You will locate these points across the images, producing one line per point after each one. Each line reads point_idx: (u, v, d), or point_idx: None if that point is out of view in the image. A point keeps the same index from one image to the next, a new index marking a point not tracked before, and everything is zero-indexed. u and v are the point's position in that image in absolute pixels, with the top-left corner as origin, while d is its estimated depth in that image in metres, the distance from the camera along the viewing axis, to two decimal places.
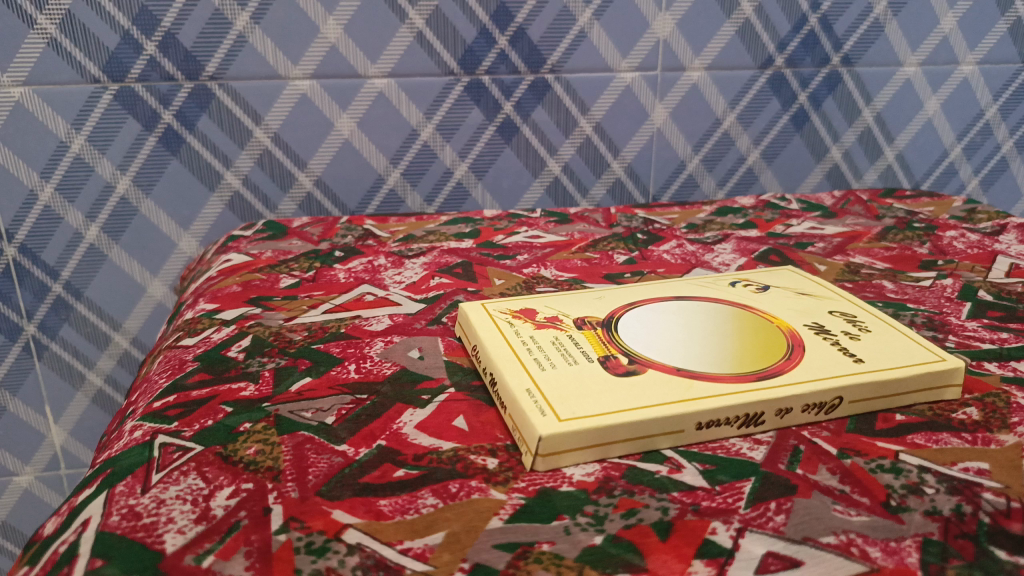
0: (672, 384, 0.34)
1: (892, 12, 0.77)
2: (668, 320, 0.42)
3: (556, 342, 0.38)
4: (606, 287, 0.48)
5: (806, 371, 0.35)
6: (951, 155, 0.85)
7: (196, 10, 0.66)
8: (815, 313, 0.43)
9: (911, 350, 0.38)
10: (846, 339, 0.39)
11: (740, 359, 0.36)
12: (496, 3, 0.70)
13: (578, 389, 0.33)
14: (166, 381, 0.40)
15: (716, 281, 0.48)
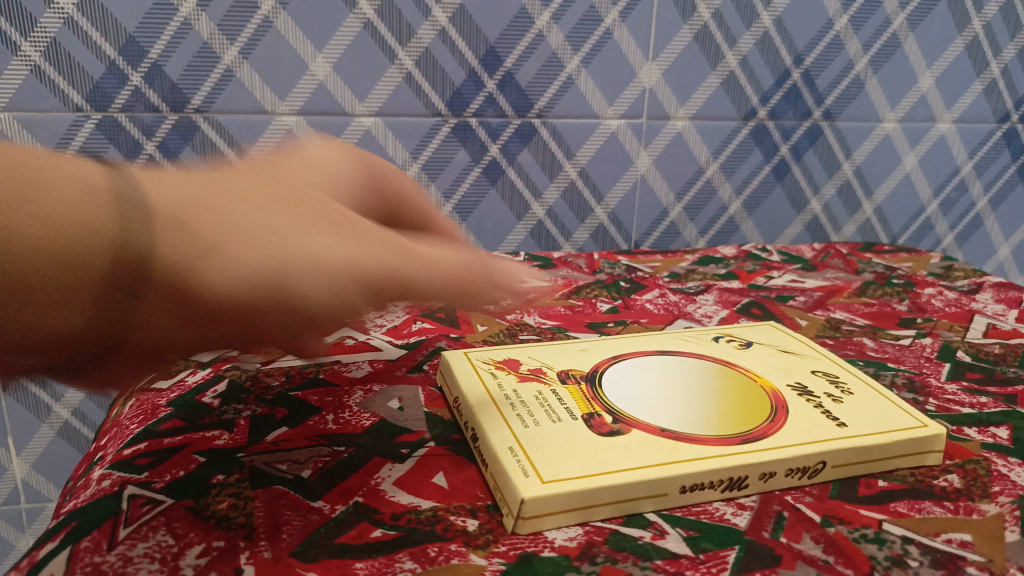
0: (656, 446, 0.34)
1: (872, 69, 0.78)
2: (652, 375, 0.41)
3: (540, 398, 0.38)
4: (589, 338, 0.47)
5: (789, 435, 0.35)
6: (928, 210, 0.87)
7: (184, 43, 0.66)
8: (797, 373, 0.43)
9: (894, 415, 0.38)
10: (828, 401, 0.39)
11: (724, 420, 0.36)
12: (486, 47, 0.71)
13: (562, 449, 0.33)
14: (137, 427, 0.39)
15: (698, 335, 0.48)
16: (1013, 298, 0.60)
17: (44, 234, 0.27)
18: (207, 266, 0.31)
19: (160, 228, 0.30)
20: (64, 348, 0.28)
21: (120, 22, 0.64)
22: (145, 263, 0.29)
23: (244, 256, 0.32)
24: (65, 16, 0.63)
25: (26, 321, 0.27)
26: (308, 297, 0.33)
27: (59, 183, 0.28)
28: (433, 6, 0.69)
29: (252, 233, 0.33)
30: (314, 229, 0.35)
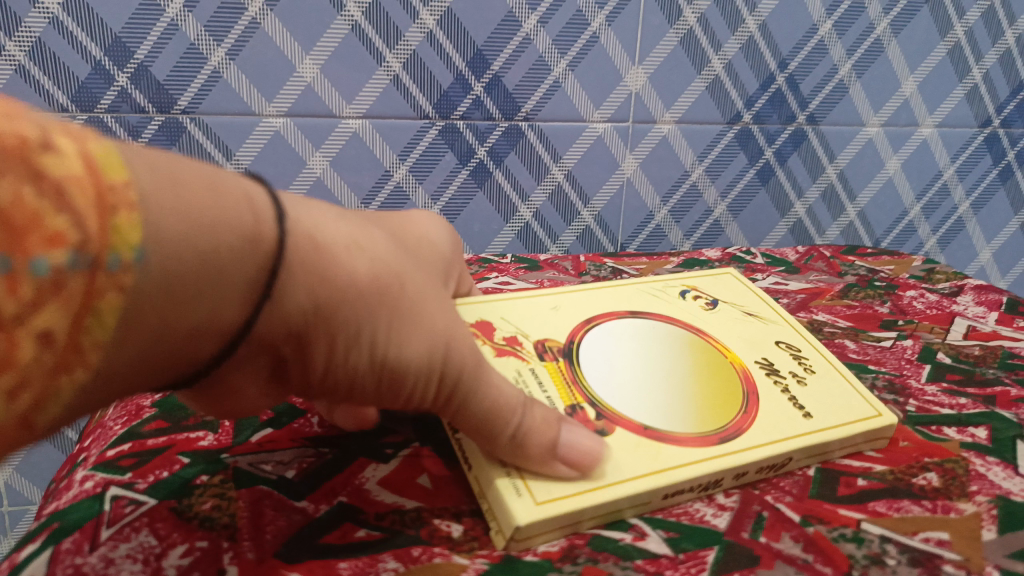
0: (639, 450, 0.34)
1: (856, 74, 0.79)
2: (627, 350, 0.42)
3: (516, 379, 0.38)
4: (560, 289, 0.48)
5: (763, 431, 0.36)
6: (910, 214, 0.88)
7: (170, 44, 0.66)
8: (763, 344, 0.44)
9: (853, 399, 0.39)
10: (794, 382, 0.40)
11: (699, 413, 0.37)
12: (473, 50, 0.71)
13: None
14: (120, 427, 0.39)
15: (665, 293, 0.49)
16: (993, 301, 0.61)
17: (188, 233, 0.22)
18: (340, 300, 0.26)
19: (305, 255, 0.25)
20: (184, 354, 0.24)
21: (106, 22, 0.64)
22: (292, 283, 0.25)
23: (361, 301, 0.26)
24: (50, 16, 0.62)
25: (154, 331, 0.22)
26: (407, 353, 0.28)
27: (204, 186, 0.23)
28: (420, 9, 0.68)
29: (370, 282, 0.27)
30: (420, 304, 0.28)
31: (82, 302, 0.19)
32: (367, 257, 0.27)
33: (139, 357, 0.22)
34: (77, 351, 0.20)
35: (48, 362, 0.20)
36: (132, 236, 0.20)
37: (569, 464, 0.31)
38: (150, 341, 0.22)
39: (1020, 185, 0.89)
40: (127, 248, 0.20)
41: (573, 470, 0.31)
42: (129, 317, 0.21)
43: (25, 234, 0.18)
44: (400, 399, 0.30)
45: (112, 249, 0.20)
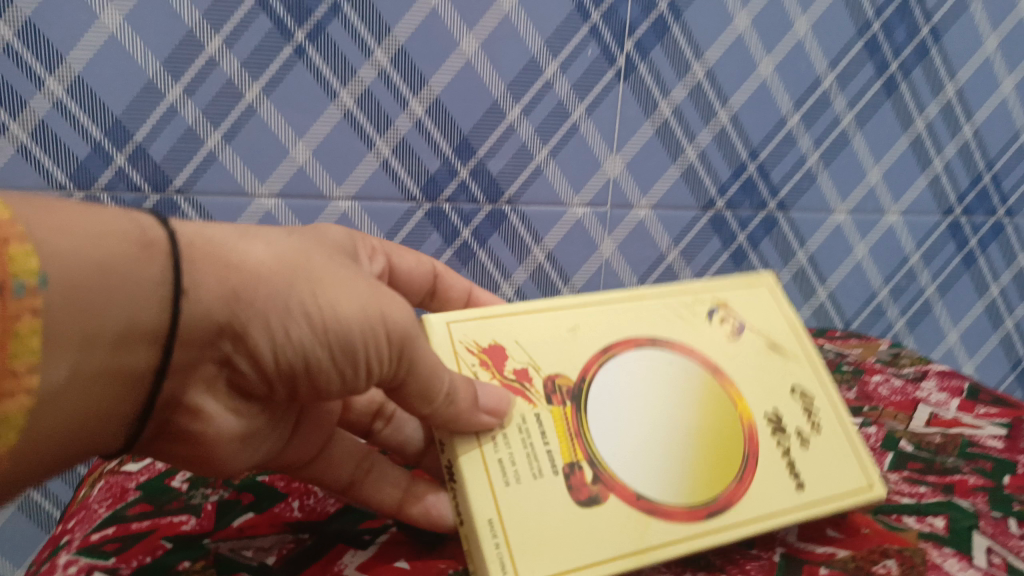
0: (629, 526, 0.39)
1: (823, 164, 0.83)
2: (637, 390, 0.45)
3: (522, 429, 0.42)
4: (586, 303, 0.50)
5: (750, 508, 0.42)
6: (879, 296, 0.92)
7: (168, 128, 0.69)
8: (777, 392, 0.47)
9: (848, 469, 0.45)
10: (796, 445, 0.45)
11: (693, 481, 0.42)
12: (460, 137, 0.75)
13: (538, 532, 0.38)
14: (105, 510, 0.40)
15: (694, 311, 0.51)
16: (955, 387, 0.63)
17: (82, 252, 0.29)
18: (253, 283, 0.35)
19: (215, 263, 0.34)
20: (125, 353, 0.32)
21: (108, 106, 0.67)
22: (200, 276, 0.33)
23: (271, 280, 0.35)
24: (55, 99, 0.66)
25: (84, 335, 0.29)
26: (338, 310, 0.36)
27: (95, 222, 0.31)
28: (410, 98, 0.72)
29: (274, 267, 0.36)
30: (334, 282, 0.37)
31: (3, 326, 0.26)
32: (268, 250, 0.36)
33: (80, 359, 0.30)
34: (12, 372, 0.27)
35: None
36: (29, 263, 0.27)
37: (489, 412, 0.41)
38: (84, 345, 0.30)
39: (983, 271, 0.92)
40: (27, 274, 0.27)
41: (493, 416, 0.42)
42: (57, 327, 0.28)
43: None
44: (352, 371, 0.38)
45: (15, 277, 0.26)
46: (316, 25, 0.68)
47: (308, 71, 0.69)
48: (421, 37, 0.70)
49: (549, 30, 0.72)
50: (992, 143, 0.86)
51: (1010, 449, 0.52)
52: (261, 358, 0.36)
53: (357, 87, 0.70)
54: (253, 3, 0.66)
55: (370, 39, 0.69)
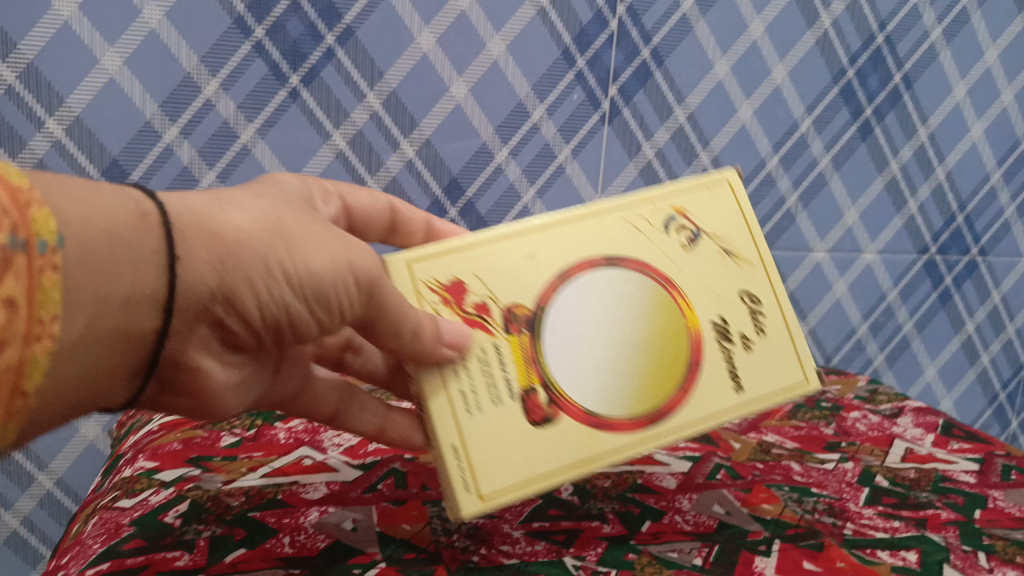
0: (579, 439, 0.44)
1: (802, 204, 0.86)
2: (591, 312, 0.46)
3: (483, 359, 0.44)
4: (544, 221, 0.47)
5: (690, 414, 0.46)
6: (858, 332, 0.93)
7: (166, 166, 0.71)
8: (727, 295, 0.49)
9: (785, 367, 0.49)
10: (740, 347, 0.48)
11: (642, 391, 0.46)
12: (449, 177, 0.78)
13: (497, 453, 0.42)
14: (100, 546, 0.40)
15: (652, 222, 0.49)
16: (930, 423, 0.65)
17: (88, 218, 0.30)
18: (238, 248, 0.35)
19: (199, 232, 0.34)
20: (132, 315, 0.33)
21: (105, 146, 0.69)
22: (190, 245, 0.34)
23: (254, 243, 0.35)
24: (54, 139, 0.67)
25: (95, 296, 0.31)
26: (314, 263, 0.37)
27: (90, 191, 0.32)
28: (401, 140, 0.75)
29: (254, 227, 0.36)
30: (305, 236, 0.38)
31: (29, 279, 0.28)
32: (241, 212, 0.36)
33: (93, 318, 0.31)
34: (38, 324, 0.29)
35: (19, 330, 0.28)
36: (47, 224, 0.29)
37: (451, 346, 0.43)
38: (98, 304, 0.31)
39: (958, 307, 0.94)
40: (48, 233, 0.28)
41: (456, 349, 0.43)
42: (73, 285, 0.30)
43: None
44: (329, 317, 0.39)
45: (38, 236, 0.28)
46: (311, 69, 0.71)
47: (301, 112, 0.72)
48: (413, 80, 0.73)
49: (536, 77, 0.76)
50: (965, 185, 0.89)
51: (981, 483, 0.54)
52: (249, 316, 0.37)
53: (349, 129, 0.74)
54: (251, 47, 0.69)
55: (362, 83, 0.72)
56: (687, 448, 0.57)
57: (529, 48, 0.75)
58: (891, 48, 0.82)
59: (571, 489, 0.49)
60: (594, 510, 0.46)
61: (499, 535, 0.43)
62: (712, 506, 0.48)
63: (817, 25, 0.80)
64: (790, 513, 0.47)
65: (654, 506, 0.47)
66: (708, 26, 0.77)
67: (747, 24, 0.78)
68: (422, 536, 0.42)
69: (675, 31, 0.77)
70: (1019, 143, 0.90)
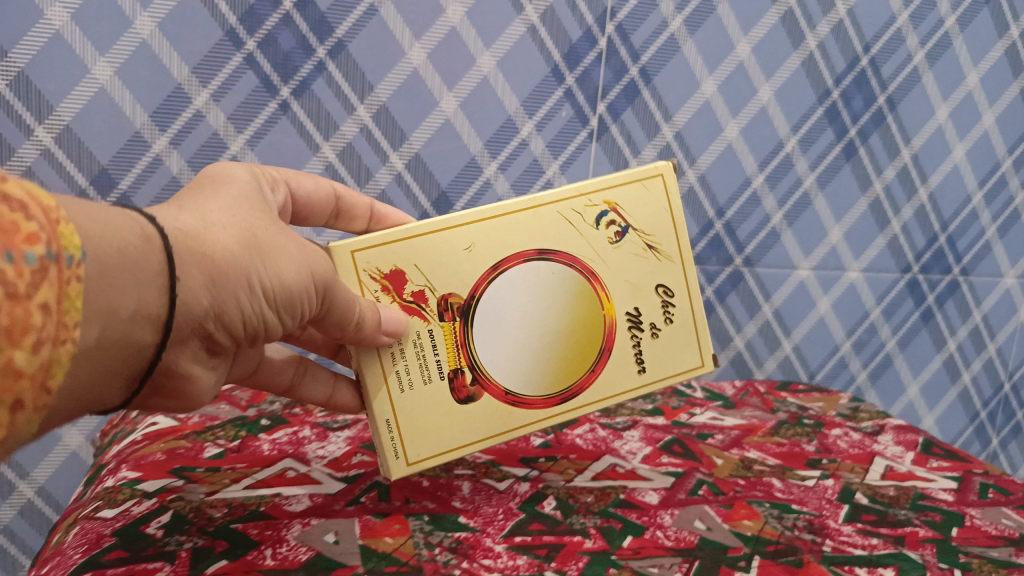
0: (496, 414, 0.51)
1: (787, 223, 0.87)
2: (518, 302, 0.51)
3: (417, 344, 0.50)
4: (487, 214, 0.50)
5: (595, 392, 0.53)
6: (841, 350, 0.94)
7: (154, 176, 0.71)
8: (643, 289, 0.53)
9: (688, 352, 0.54)
10: (649, 334, 0.53)
11: (557, 372, 0.52)
12: (437, 190, 0.78)
13: (424, 425, 0.50)
14: (81, 556, 0.40)
15: (585, 216, 0.52)
16: (910, 441, 0.66)
17: (103, 236, 0.34)
18: (227, 266, 0.39)
19: (191, 254, 0.38)
20: (134, 328, 0.36)
21: (94, 155, 0.69)
22: (186, 267, 0.38)
23: (237, 260, 0.40)
24: (42, 147, 0.68)
25: (105, 307, 0.34)
26: (285, 276, 0.42)
27: (103, 213, 0.35)
28: (390, 153, 0.76)
29: (235, 244, 0.40)
30: (278, 249, 0.42)
31: (57, 287, 0.31)
32: (223, 229, 0.40)
33: (102, 328, 0.34)
34: (65, 327, 0.32)
35: (50, 331, 0.31)
36: (73, 240, 0.32)
37: (388, 334, 0.48)
38: (107, 316, 0.34)
39: (940, 326, 0.95)
40: (73, 248, 0.32)
41: (393, 336, 0.48)
42: (86, 295, 0.33)
43: (13, 235, 0.29)
44: (294, 319, 0.45)
45: (66, 250, 0.31)
46: (301, 82, 0.71)
47: (291, 125, 0.73)
48: (403, 94, 0.74)
49: (526, 93, 0.77)
50: (947, 205, 0.91)
51: (959, 502, 0.55)
52: (233, 326, 0.41)
53: (339, 141, 0.74)
54: (242, 59, 0.70)
55: (352, 96, 0.73)
56: (669, 463, 0.57)
57: (519, 65, 0.76)
58: (876, 70, 0.84)
59: (554, 504, 0.49)
60: (577, 525, 0.47)
61: (481, 550, 0.43)
62: (694, 522, 0.48)
63: (803, 46, 0.81)
64: (771, 529, 0.48)
65: (636, 521, 0.48)
66: (695, 46, 0.79)
67: (733, 44, 0.80)
68: (405, 550, 0.42)
69: (662, 49, 0.78)
70: (1000, 165, 0.91)
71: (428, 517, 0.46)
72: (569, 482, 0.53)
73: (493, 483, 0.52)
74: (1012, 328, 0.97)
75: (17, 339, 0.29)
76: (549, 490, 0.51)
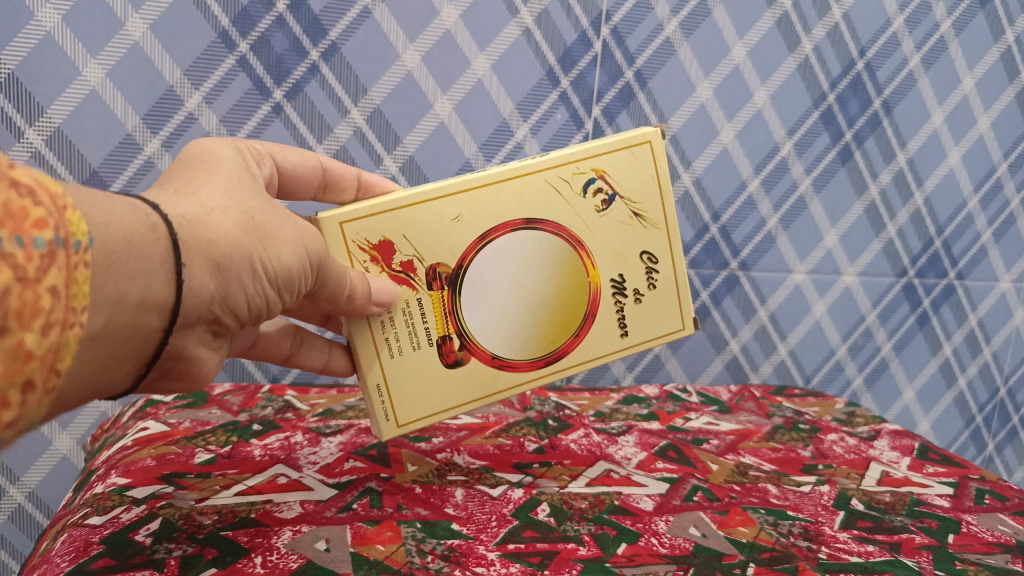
0: (483, 377, 0.53)
1: (782, 227, 0.87)
2: (504, 270, 0.52)
3: (406, 312, 0.51)
4: (474, 183, 0.50)
5: (579, 354, 0.54)
6: (837, 354, 0.93)
7: (146, 178, 0.70)
8: (628, 256, 0.53)
9: (669, 317, 0.55)
10: (633, 300, 0.54)
11: (542, 336, 0.53)
12: None
13: (413, 389, 0.52)
14: (67, 564, 0.39)
15: (572, 185, 0.51)
16: (906, 446, 0.66)
17: (108, 222, 0.34)
18: (228, 249, 0.39)
19: (194, 240, 0.38)
20: (143, 315, 0.36)
21: (85, 157, 0.69)
22: (190, 252, 0.38)
23: (238, 242, 0.40)
24: (33, 149, 0.67)
25: (114, 295, 0.34)
26: (284, 256, 0.42)
27: (106, 200, 0.35)
28: (384, 156, 0.75)
29: (234, 227, 0.40)
30: (274, 230, 0.42)
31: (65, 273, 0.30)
32: (222, 212, 0.40)
33: (112, 314, 0.34)
34: (73, 314, 0.31)
35: (59, 315, 0.30)
36: (80, 226, 0.31)
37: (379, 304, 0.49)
38: (116, 304, 0.34)
39: (936, 330, 0.95)
40: (80, 234, 0.31)
41: (382, 307, 0.49)
42: (95, 283, 0.33)
43: (22, 221, 0.28)
44: (292, 297, 0.45)
45: (74, 236, 0.31)
46: (294, 84, 0.71)
47: (284, 127, 0.72)
48: (397, 96, 0.74)
49: (520, 96, 0.77)
50: (942, 210, 0.91)
51: (955, 508, 0.54)
52: (236, 308, 0.42)
53: (333, 144, 0.74)
54: (235, 61, 0.69)
55: (346, 98, 0.73)
56: (664, 469, 0.57)
57: (514, 68, 0.75)
58: (871, 74, 0.84)
59: (548, 510, 0.49)
60: (570, 532, 0.46)
61: (474, 557, 0.42)
62: (689, 528, 0.48)
63: (798, 50, 0.81)
64: (766, 536, 0.48)
65: (630, 528, 0.47)
66: (690, 49, 0.78)
67: (729, 48, 0.79)
68: (396, 558, 0.42)
69: (658, 53, 0.78)
70: (995, 170, 0.91)
71: (420, 524, 0.46)
72: (563, 489, 0.52)
73: (486, 489, 0.51)
74: (1007, 332, 0.97)
75: (27, 321, 0.28)
76: (542, 496, 0.51)
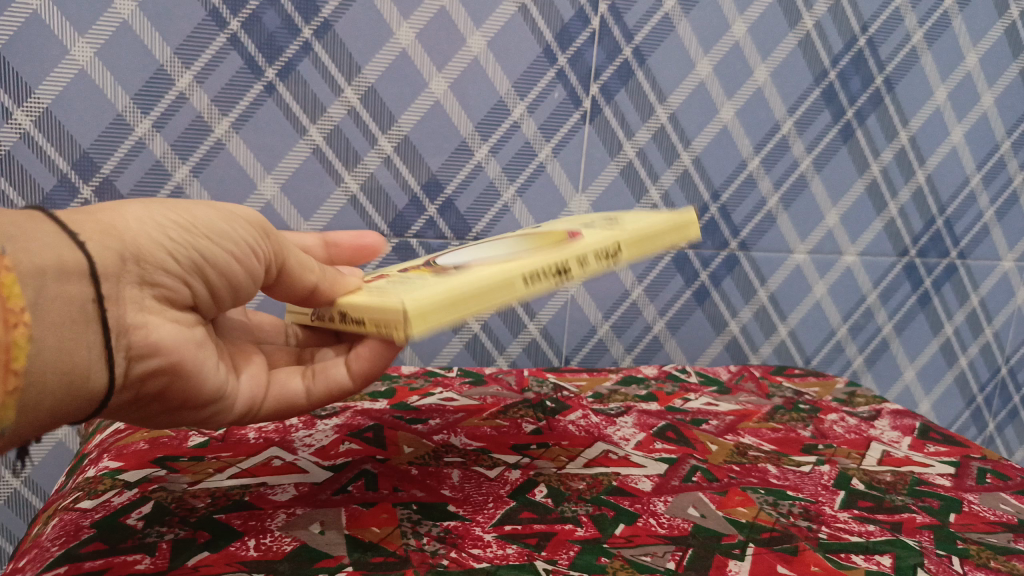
0: (501, 267, 0.43)
1: (782, 206, 0.86)
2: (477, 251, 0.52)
3: (392, 281, 0.48)
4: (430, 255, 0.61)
5: (593, 239, 0.46)
6: (838, 334, 0.93)
7: (138, 159, 0.69)
8: (582, 222, 0.55)
9: (655, 215, 0.51)
10: (610, 224, 0.52)
11: (545, 248, 0.47)
12: (428, 174, 0.77)
13: (422, 288, 0.41)
14: (57, 549, 0.39)
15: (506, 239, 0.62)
16: (907, 426, 0.65)
17: None
18: (131, 216, 0.37)
19: (87, 217, 0.36)
20: (65, 285, 0.33)
21: (75, 138, 0.68)
22: (86, 223, 0.35)
23: (140, 211, 0.37)
24: (22, 131, 0.66)
25: (28, 268, 0.32)
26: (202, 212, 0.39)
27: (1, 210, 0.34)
28: (379, 136, 0.74)
29: (132, 205, 0.38)
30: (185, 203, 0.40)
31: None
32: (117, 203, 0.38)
33: (35, 286, 0.32)
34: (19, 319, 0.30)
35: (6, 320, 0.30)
36: None
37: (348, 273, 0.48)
38: (32, 274, 0.32)
39: (937, 310, 0.94)
40: None
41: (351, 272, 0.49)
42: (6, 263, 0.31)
43: None
44: (247, 262, 0.41)
45: None
46: (287, 63, 0.70)
47: (277, 107, 0.71)
48: (392, 76, 0.73)
49: (517, 74, 0.75)
50: (944, 188, 0.90)
51: (956, 487, 0.54)
52: (166, 262, 0.37)
53: (326, 124, 0.73)
54: (226, 40, 0.68)
55: (340, 78, 0.71)
56: (663, 449, 0.57)
57: (510, 46, 0.74)
58: (873, 51, 0.82)
59: (545, 491, 0.48)
60: (568, 513, 0.46)
61: (470, 539, 0.42)
62: (688, 509, 0.47)
63: (799, 26, 0.80)
64: (766, 516, 0.47)
65: (629, 509, 0.47)
66: (689, 26, 0.77)
67: (728, 25, 0.78)
68: (392, 540, 0.41)
69: (657, 29, 0.77)
70: (999, 147, 0.90)
71: (416, 506, 0.45)
72: (561, 469, 0.52)
73: (483, 470, 0.51)
74: (1009, 312, 0.97)
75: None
76: (540, 477, 0.50)
